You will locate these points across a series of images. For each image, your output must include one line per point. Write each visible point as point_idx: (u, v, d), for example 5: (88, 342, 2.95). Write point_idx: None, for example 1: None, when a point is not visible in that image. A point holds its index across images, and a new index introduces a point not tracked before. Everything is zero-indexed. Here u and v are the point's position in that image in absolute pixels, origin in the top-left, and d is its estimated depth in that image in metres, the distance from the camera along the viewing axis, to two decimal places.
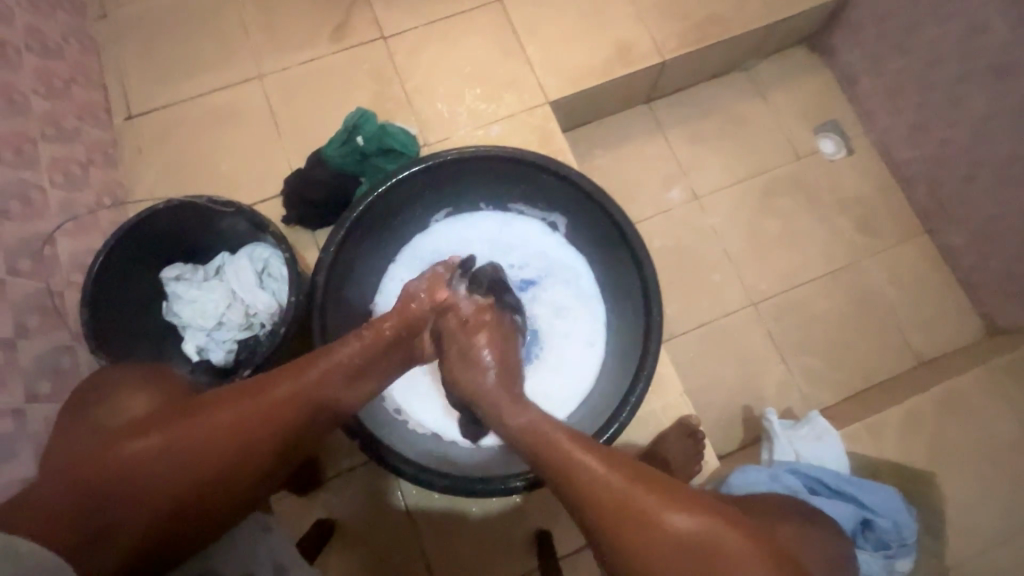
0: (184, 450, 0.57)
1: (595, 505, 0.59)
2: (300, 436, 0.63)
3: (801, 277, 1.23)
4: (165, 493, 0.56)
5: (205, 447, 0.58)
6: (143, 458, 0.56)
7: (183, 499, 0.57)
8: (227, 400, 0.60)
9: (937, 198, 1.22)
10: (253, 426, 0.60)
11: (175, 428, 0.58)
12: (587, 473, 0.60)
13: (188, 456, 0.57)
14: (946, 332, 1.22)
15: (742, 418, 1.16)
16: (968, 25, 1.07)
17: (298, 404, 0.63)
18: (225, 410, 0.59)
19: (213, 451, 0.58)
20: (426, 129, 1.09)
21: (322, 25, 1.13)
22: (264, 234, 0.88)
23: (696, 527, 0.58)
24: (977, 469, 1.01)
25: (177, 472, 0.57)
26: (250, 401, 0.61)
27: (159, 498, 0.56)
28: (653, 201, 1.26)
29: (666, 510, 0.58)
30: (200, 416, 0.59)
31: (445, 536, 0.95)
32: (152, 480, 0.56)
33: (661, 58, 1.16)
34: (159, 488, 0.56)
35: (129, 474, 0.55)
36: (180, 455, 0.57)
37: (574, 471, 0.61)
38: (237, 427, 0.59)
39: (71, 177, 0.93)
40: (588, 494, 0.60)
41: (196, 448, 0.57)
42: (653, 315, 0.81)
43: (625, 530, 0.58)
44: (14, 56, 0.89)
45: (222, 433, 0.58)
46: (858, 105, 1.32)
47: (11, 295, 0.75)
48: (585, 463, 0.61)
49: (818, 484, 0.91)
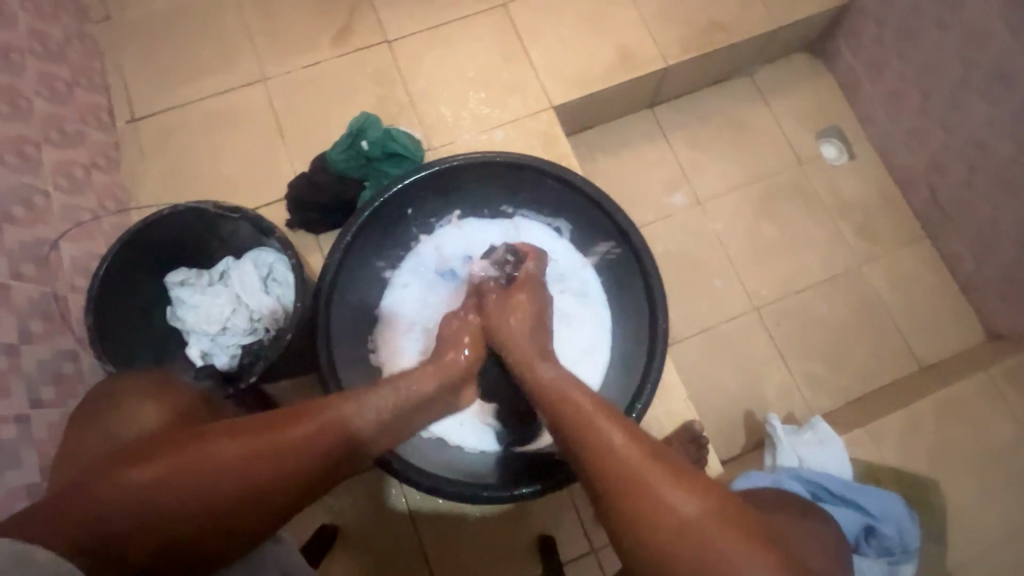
0: (205, 470, 0.55)
1: (599, 469, 0.58)
2: (319, 468, 0.62)
3: (802, 281, 1.23)
4: (179, 515, 0.54)
5: (228, 470, 0.56)
6: (163, 476, 0.54)
7: (197, 522, 0.55)
8: (252, 426, 0.60)
9: (938, 203, 1.23)
10: (276, 450, 0.59)
11: (197, 447, 0.56)
12: (599, 436, 0.60)
13: (208, 474, 0.55)
14: (947, 337, 1.22)
15: (744, 422, 1.16)
16: (968, 33, 1.08)
17: (325, 431, 0.63)
18: (252, 434, 0.59)
19: (235, 473, 0.56)
20: (430, 133, 1.09)
21: (325, 28, 1.13)
22: (268, 240, 0.87)
23: (698, 517, 0.53)
24: (977, 475, 1.01)
25: (194, 494, 0.54)
26: (278, 427, 0.61)
27: (171, 521, 0.54)
28: (656, 206, 1.26)
29: (669, 488, 0.55)
30: (223, 438, 0.58)
31: (448, 542, 0.95)
32: (169, 501, 0.54)
33: (664, 63, 1.17)
34: (175, 510, 0.54)
35: (145, 492, 0.53)
36: (201, 476, 0.55)
37: (589, 433, 0.61)
38: (262, 451, 0.58)
39: (74, 181, 0.92)
40: (592, 457, 0.59)
41: (218, 468, 0.56)
42: (659, 322, 0.81)
43: (623, 493, 0.56)
44: (16, 59, 0.89)
45: (247, 456, 0.57)
46: (860, 110, 1.32)
47: (15, 300, 0.75)
48: (600, 428, 0.60)
49: (821, 490, 0.91)
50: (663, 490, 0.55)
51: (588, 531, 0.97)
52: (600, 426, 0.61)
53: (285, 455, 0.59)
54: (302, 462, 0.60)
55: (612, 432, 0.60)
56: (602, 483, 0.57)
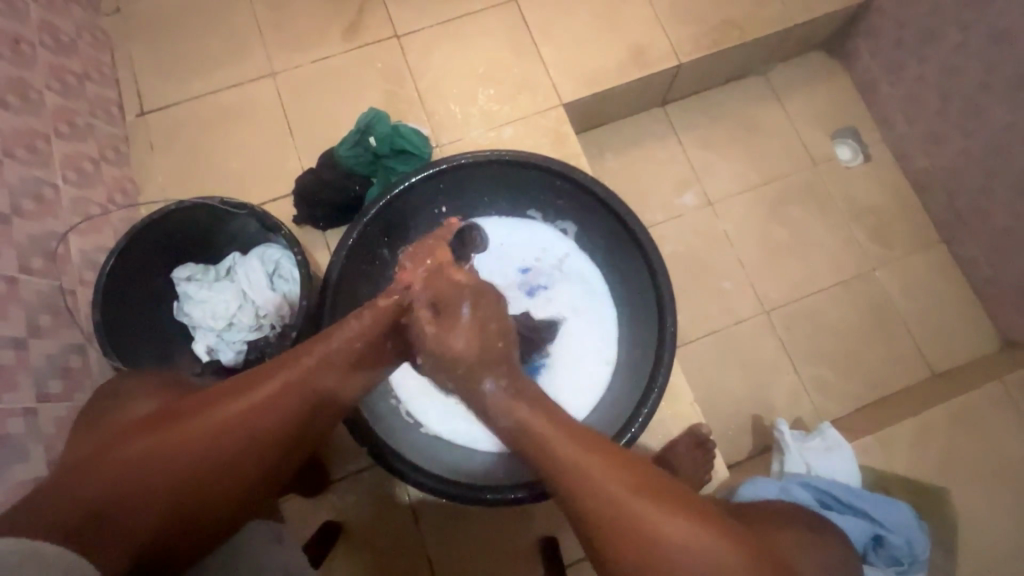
0: (180, 449, 0.55)
1: (588, 512, 0.54)
2: (304, 425, 0.62)
3: (814, 285, 1.22)
4: (159, 497, 0.54)
5: (197, 447, 0.55)
6: (132, 462, 0.53)
7: (186, 498, 0.55)
8: (216, 399, 0.58)
9: (955, 207, 1.20)
10: (256, 418, 0.58)
11: (175, 428, 0.56)
12: (593, 493, 0.54)
13: (193, 451, 0.55)
14: (960, 344, 1.20)
15: (752, 427, 1.15)
16: (990, 33, 1.05)
17: (295, 387, 0.61)
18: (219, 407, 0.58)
19: (216, 446, 0.56)
20: (438, 130, 1.08)
21: (335, 23, 1.12)
22: (275, 235, 0.87)
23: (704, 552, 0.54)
24: (988, 485, 1.00)
25: (175, 472, 0.54)
26: (246, 395, 0.59)
27: (162, 499, 0.54)
28: (666, 206, 1.24)
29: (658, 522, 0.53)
30: (199, 415, 0.57)
31: (451, 541, 0.95)
32: (157, 479, 0.54)
33: (677, 61, 1.15)
34: (154, 492, 0.54)
35: (117, 479, 0.52)
36: (171, 456, 0.54)
37: (583, 479, 0.55)
38: (231, 423, 0.57)
39: (83, 175, 0.92)
40: (585, 504, 0.55)
41: (188, 447, 0.55)
42: (667, 325, 0.80)
43: (626, 547, 0.53)
44: (27, 52, 0.88)
45: (217, 429, 0.57)
46: (877, 111, 1.30)
47: (24, 294, 0.75)
48: (589, 474, 0.55)
49: (830, 497, 0.90)
50: (664, 532, 0.54)
51: None
52: (579, 470, 0.55)
53: (254, 423, 0.58)
54: (276, 425, 0.60)
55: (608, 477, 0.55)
56: (605, 543, 0.54)
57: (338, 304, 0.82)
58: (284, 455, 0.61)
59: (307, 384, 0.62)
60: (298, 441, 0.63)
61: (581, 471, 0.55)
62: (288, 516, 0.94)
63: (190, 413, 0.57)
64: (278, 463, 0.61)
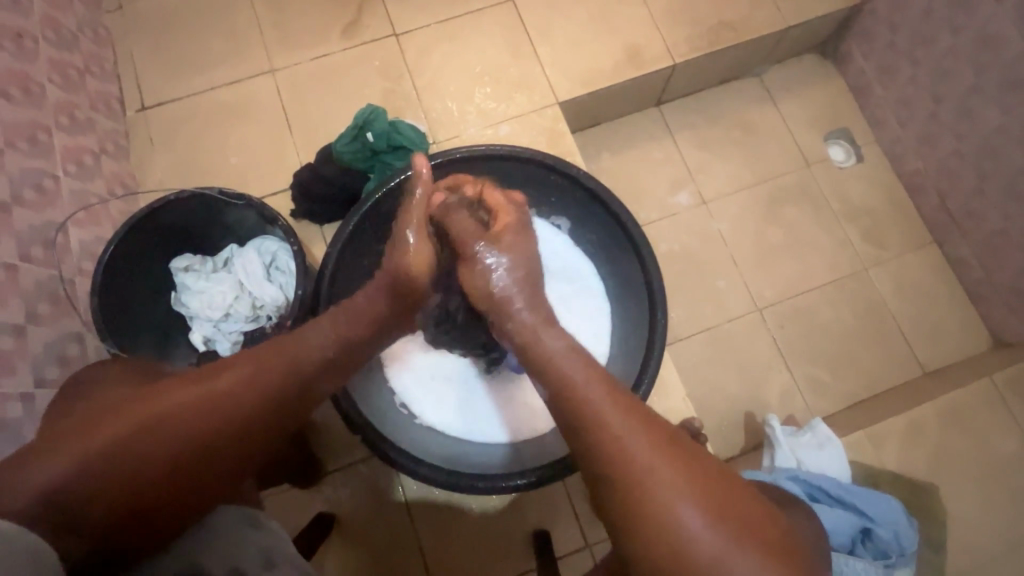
0: (148, 438, 0.55)
1: (613, 467, 0.54)
2: (276, 417, 0.62)
3: (806, 284, 1.23)
4: (135, 476, 0.55)
5: (174, 426, 0.56)
6: (108, 442, 0.54)
7: (153, 485, 0.56)
8: (189, 385, 0.59)
9: (946, 208, 1.22)
10: (225, 408, 0.58)
11: (142, 416, 0.56)
12: (615, 443, 0.54)
13: (160, 439, 0.55)
14: (951, 344, 1.21)
15: (744, 424, 1.16)
16: (979, 36, 1.07)
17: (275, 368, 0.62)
18: (196, 388, 0.58)
19: (185, 435, 0.56)
20: (435, 127, 1.10)
21: (335, 21, 1.14)
22: (272, 227, 0.88)
23: (712, 540, 0.51)
24: (978, 482, 1.01)
25: (141, 460, 0.55)
26: (217, 385, 0.59)
27: (129, 486, 0.54)
28: (660, 205, 1.26)
29: (679, 491, 0.52)
30: (167, 403, 0.57)
31: (443, 534, 0.95)
32: (124, 466, 0.54)
33: (672, 62, 1.16)
34: (118, 479, 0.54)
35: (92, 458, 0.53)
36: (146, 436, 0.55)
37: (609, 442, 0.55)
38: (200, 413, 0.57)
39: (84, 167, 0.94)
40: (609, 458, 0.54)
41: (164, 427, 0.56)
42: (658, 319, 0.81)
43: (643, 516, 0.52)
44: (30, 46, 0.90)
45: (194, 410, 0.57)
46: (869, 113, 1.31)
47: (24, 282, 0.76)
48: (621, 431, 0.55)
49: (817, 491, 0.91)
50: (676, 505, 0.52)
51: (583, 526, 0.97)
52: (612, 423, 0.55)
53: (222, 413, 0.58)
54: (248, 416, 0.60)
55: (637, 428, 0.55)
56: (615, 492, 0.54)
57: (333, 294, 0.83)
58: (257, 445, 0.61)
59: (283, 373, 0.62)
60: (272, 432, 0.63)
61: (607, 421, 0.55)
62: (283, 506, 0.95)
63: (167, 394, 0.58)
64: (250, 453, 0.61)
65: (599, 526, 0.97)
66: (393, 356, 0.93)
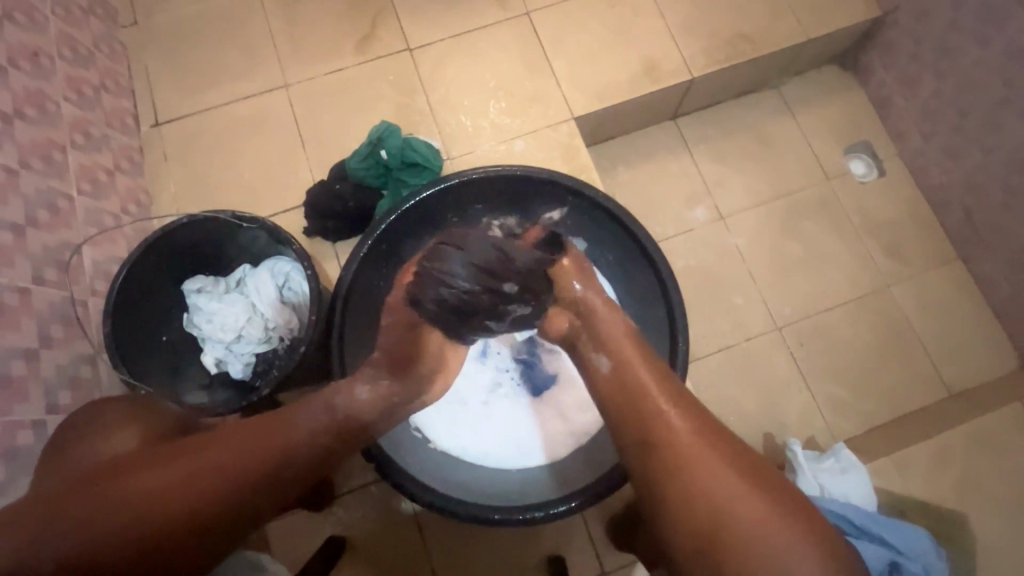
0: (122, 509, 0.50)
1: (632, 422, 0.58)
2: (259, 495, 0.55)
3: (827, 301, 1.20)
4: (129, 551, 0.49)
5: (166, 500, 0.51)
6: (106, 510, 0.50)
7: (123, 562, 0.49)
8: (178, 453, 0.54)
9: (972, 223, 1.18)
10: (209, 478, 0.52)
11: (123, 483, 0.51)
12: (640, 398, 0.58)
13: (135, 510, 0.50)
14: (977, 364, 1.17)
15: (763, 445, 1.13)
16: (1006, 49, 1.04)
17: (279, 435, 0.57)
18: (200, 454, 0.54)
19: (162, 509, 0.50)
20: (449, 142, 1.08)
21: (348, 35, 1.13)
22: (285, 248, 0.87)
23: (743, 504, 0.51)
24: (1008, 511, 0.97)
25: (114, 531, 0.49)
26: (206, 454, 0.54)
27: (96, 562, 0.49)
28: (676, 219, 1.23)
29: (697, 451, 0.54)
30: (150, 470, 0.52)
31: (456, 558, 0.94)
32: (95, 537, 0.49)
33: (689, 75, 1.14)
34: (86, 554, 0.48)
35: (76, 530, 0.49)
36: (118, 513, 0.49)
37: (634, 398, 0.58)
38: (181, 484, 0.51)
39: (97, 185, 0.93)
40: (632, 415, 0.58)
41: (149, 498, 0.50)
42: (678, 346, 0.80)
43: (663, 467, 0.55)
44: (45, 64, 0.90)
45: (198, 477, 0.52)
46: (891, 126, 1.28)
47: (37, 305, 0.75)
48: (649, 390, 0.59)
49: (846, 523, 0.88)
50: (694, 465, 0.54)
51: (599, 553, 0.95)
52: (639, 379, 0.59)
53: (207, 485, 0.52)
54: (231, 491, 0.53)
55: (675, 414, 0.57)
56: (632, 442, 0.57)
57: (347, 317, 0.81)
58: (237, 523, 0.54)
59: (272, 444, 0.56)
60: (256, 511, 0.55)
61: (637, 407, 0.58)
62: (291, 530, 0.93)
63: (171, 458, 0.53)
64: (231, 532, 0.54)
65: (615, 553, 0.95)
66: None
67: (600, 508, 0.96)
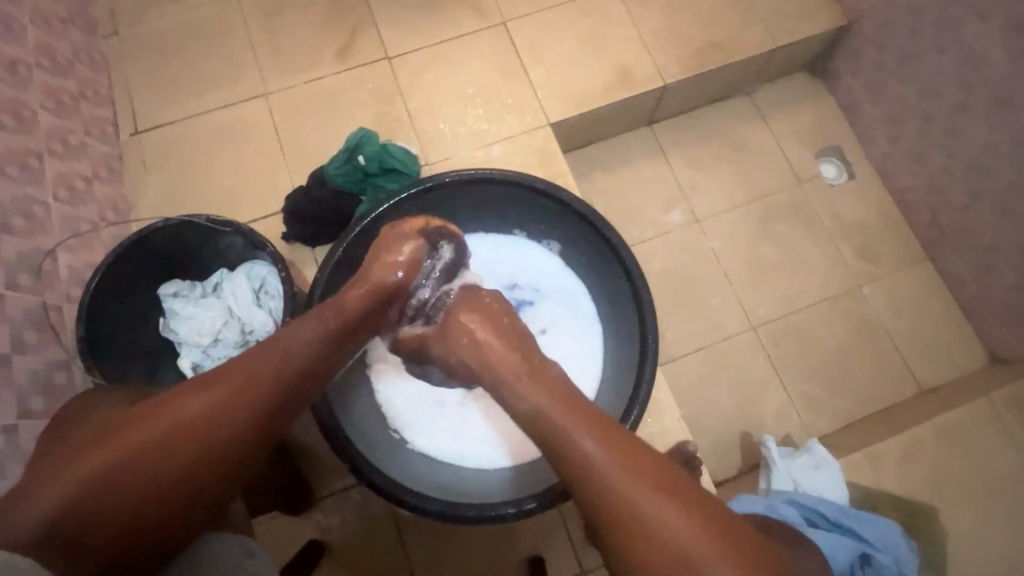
0: (154, 453, 0.56)
1: (596, 497, 0.56)
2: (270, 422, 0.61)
3: (801, 301, 1.22)
4: (148, 495, 0.55)
5: (190, 435, 0.57)
6: (111, 464, 0.54)
7: (163, 498, 0.56)
8: (189, 394, 0.59)
9: (939, 224, 1.22)
10: (223, 414, 0.58)
11: (146, 431, 0.56)
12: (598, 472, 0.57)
13: (164, 450, 0.56)
14: (947, 361, 1.20)
15: (740, 443, 1.15)
16: (964, 56, 1.08)
17: (280, 366, 0.62)
18: (187, 405, 0.58)
19: (188, 446, 0.57)
20: (427, 148, 1.10)
21: (327, 45, 1.15)
22: (261, 252, 0.88)
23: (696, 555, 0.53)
24: (978, 504, 0.99)
25: (152, 469, 0.55)
26: (213, 393, 0.59)
27: (139, 498, 0.55)
28: (653, 223, 1.26)
29: (663, 521, 0.54)
30: (169, 414, 0.57)
31: (434, 559, 0.94)
32: (133, 478, 0.55)
33: (662, 82, 1.17)
34: (131, 493, 0.54)
35: (115, 470, 0.54)
36: (150, 456, 0.55)
37: (593, 473, 0.57)
38: (199, 424, 0.57)
39: (75, 193, 0.94)
40: (596, 491, 0.56)
41: (174, 437, 0.56)
42: (649, 343, 0.81)
43: (633, 545, 0.54)
44: (23, 73, 0.90)
45: (200, 421, 0.58)
46: (860, 130, 1.32)
47: (10, 310, 0.75)
48: (605, 463, 0.57)
49: (817, 516, 0.89)
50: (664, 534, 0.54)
51: (578, 553, 0.96)
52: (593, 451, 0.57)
53: (228, 415, 0.59)
54: (245, 422, 0.59)
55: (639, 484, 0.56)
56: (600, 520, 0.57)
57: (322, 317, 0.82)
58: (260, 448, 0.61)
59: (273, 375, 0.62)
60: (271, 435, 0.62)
61: (579, 426, 0.59)
62: (270, 534, 0.93)
63: (163, 414, 0.57)
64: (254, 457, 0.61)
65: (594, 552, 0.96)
66: (385, 378, 0.91)
67: (578, 509, 0.97)
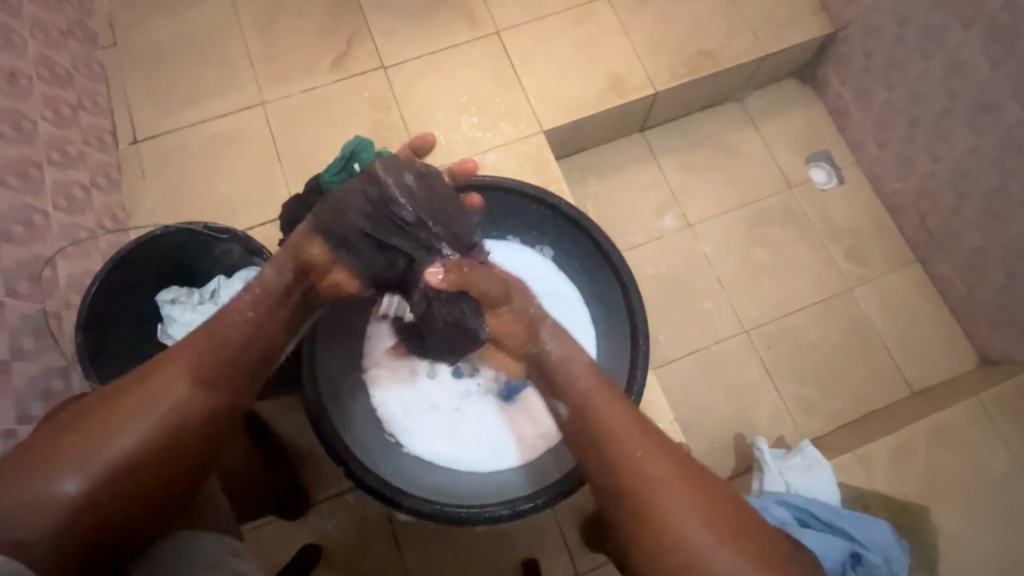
0: (122, 433, 0.58)
1: (611, 463, 0.64)
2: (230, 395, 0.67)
3: (793, 304, 1.24)
4: (122, 475, 0.57)
5: (160, 412, 0.61)
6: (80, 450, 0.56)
7: (138, 476, 0.58)
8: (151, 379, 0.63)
9: (927, 227, 1.24)
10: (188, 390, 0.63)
11: (113, 414, 0.59)
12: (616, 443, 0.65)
13: (135, 428, 0.59)
14: (937, 363, 1.22)
15: (734, 445, 1.16)
16: (949, 62, 1.10)
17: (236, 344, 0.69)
18: (151, 387, 0.62)
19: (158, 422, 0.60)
20: (423, 155, 1.12)
21: (324, 54, 1.16)
22: (258, 259, 0.90)
23: (691, 527, 0.58)
24: (969, 504, 1.00)
25: (123, 449, 0.58)
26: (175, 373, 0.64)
27: (112, 479, 0.57)
28: (646, 228, 1.27)
29: (666, 491, 0.61)
30: (134, 397, 0.61)
31: (430, 562, 0.95)
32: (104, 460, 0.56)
33: (653, 89, 1.19)
34: (105, 475, 0.56)
35: (85, 454, 0.56)
36: (120, 436, 0.58)
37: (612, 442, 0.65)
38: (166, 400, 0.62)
39: (73, 201, 0.95)
40: (612, 458, 0.64)
41: (142, 414, 0.60)
42: (640, 345, 0.83)
43: (637, 506, 0.61)
44: (23, 84, 0.92)
45: (167, 399, 0.62)
46: (849, 135, 1.34)
47: (9, 317, 0.76)
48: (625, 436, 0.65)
49: (808, 516, 0.90)
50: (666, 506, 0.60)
51: (573, 555, 0.96)
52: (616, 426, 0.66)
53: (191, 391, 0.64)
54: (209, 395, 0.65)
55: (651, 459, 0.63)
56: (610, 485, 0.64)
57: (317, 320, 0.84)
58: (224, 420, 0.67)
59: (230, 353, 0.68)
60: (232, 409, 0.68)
61: (609, 404, 0.69)
62: (266, 538, 0.93)
63: (128, 397, 0.61)
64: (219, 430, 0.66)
65: (589, 554, 0.96)
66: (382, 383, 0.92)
67: (572, 511, 0.98)
